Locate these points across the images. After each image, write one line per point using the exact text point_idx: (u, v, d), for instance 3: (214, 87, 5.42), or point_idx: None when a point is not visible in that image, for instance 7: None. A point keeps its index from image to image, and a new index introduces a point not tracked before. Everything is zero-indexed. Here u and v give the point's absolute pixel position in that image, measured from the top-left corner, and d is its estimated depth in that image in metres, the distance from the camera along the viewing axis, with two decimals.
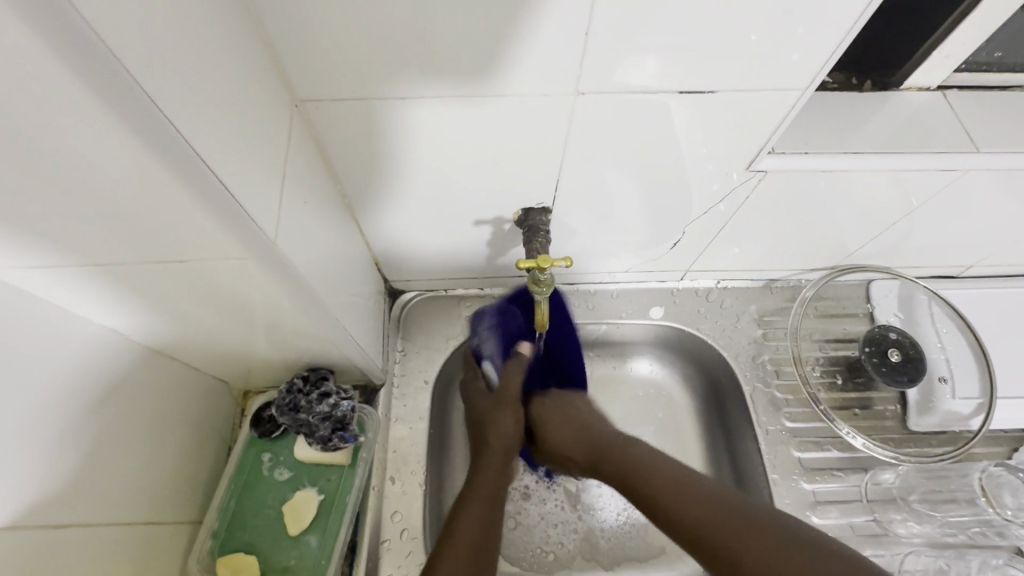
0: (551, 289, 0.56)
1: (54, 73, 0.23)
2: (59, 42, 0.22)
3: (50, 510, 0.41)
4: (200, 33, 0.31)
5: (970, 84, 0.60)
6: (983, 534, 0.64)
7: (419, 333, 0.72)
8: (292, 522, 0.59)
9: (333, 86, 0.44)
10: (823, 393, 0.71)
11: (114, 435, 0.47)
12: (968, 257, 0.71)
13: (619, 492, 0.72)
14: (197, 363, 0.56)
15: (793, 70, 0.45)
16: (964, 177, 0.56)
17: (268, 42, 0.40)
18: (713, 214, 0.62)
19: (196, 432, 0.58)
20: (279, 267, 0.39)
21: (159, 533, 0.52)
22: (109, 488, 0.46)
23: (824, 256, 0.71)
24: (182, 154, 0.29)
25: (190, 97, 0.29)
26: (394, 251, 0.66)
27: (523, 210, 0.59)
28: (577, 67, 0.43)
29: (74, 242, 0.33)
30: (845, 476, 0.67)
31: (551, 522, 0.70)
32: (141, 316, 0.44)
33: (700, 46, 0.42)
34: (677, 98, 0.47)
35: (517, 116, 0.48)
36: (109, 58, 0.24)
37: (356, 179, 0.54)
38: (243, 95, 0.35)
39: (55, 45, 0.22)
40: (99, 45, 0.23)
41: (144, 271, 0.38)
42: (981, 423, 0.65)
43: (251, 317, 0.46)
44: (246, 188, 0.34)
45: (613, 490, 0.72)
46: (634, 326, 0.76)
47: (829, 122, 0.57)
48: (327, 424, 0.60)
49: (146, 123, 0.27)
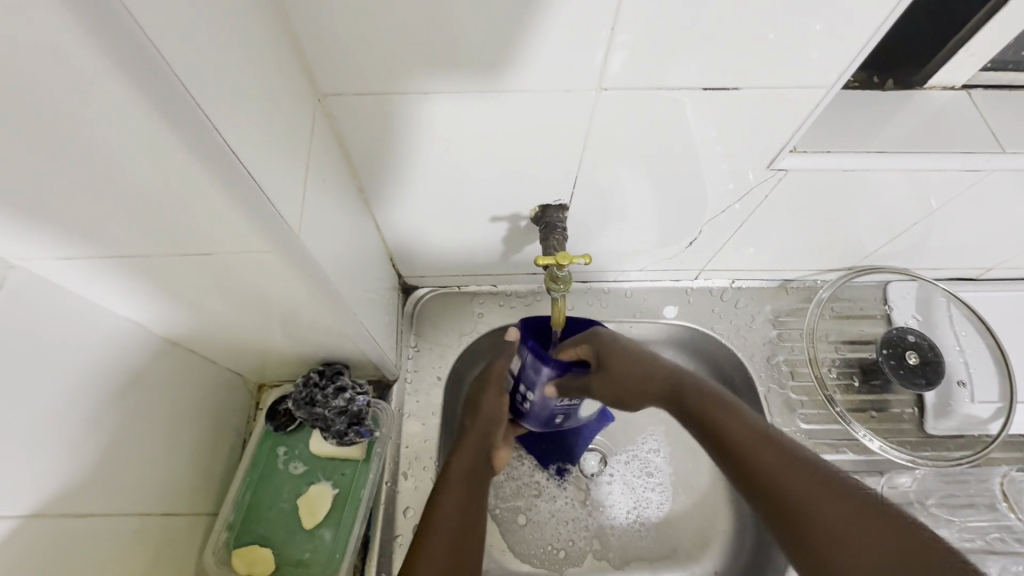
0: (569, 287, 0.56)
1: (88, 57, 0.23)
2: (92, 26, 0.22)
3: (70, 499, 0.41)
4: (229, 25, 0.31)
5: (996, 83, 0.59)
6: (1002, 540, 0.62)
7: (432, 329, 0.72)
8: (307, 515, 0.59)
9: (355, 81, 0.44)
10: (839, 395, 0.70)
11: (133, 424, 0.47)
12: (989, 259, 0.70)
13: (629, 490, 0.72)
14: (214, 355, 0.56)
15: (818, 68, 0.44)
16: (988, 178, 0.55)
17: (292, 36, 0.40)
18: (731, 213, 0.62)
19: (212, 424, 0.59)
20: (300, 260, 0.40)
21: (177, 523, 0.53)
22: (129, 477, 0.47)
23: (842, 256, 0.70)
24: (210, 142, 0.29)
25: (218, 86, 0.29)
26: (409, 247, 0.66)
27: (540, 207, 0.59)
28: (599, 64, 0.43)
29: (102, 231, 0.34)
30: (861, 479, 0.66)
31: (563, 520, 0.70)
32: (162, 307, 0.44)
33: (722, 43, 0.42)
34: (700, 95, 0.46)
35: (537, 112, 0.47)
36: (143, 44, 0.24)
37: (374, 174, 0.54)
38: (268, 88, 0.36)
39: (90, 29, 0.22)
40: (134, 30, 0.23)
41: (168, 262, 0.38)
42: (1001, 427, 0.65)
43: (269, 310, 0.47)
44: (270, 178, 0.34)
45: (623, 488, 0.72)
46: (648, 325, 0.76)
47: (851, 120, 0.56)
48: (343, 418, 0.60)
49: (178, 114, 0.27)
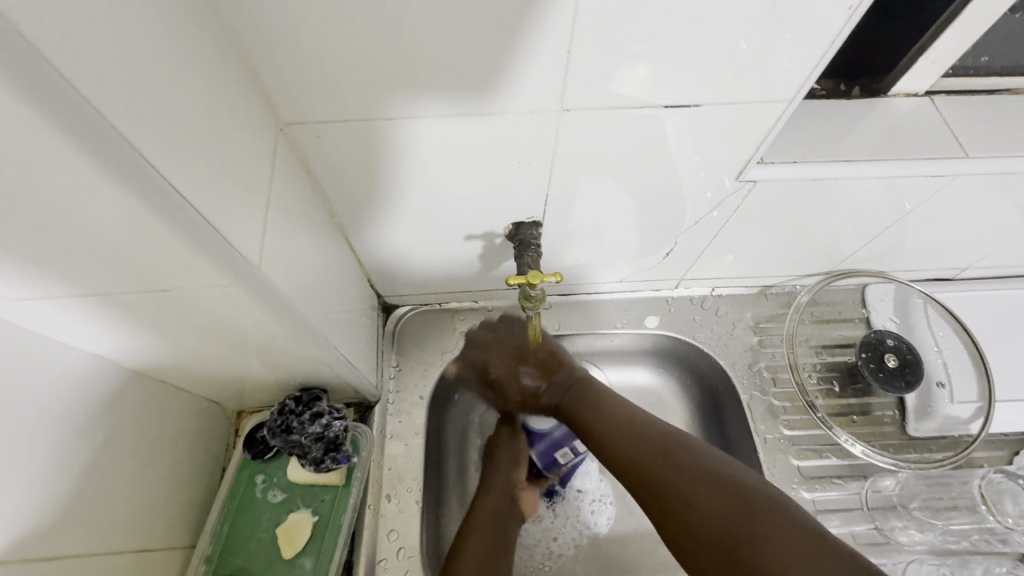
0: (543, 304, 0.57)
1: (9, 103, 0.22)
2: (11, 71, 0.22)
3: (38, 542, 0.41)
4: (180, 64, 0.31)
5: (958, 88, 0.60)
6: (986, 541, 0.63)
7: (412, 348, 0.72)
8: (286, 545, 0.58)
9: (317, 110, 0.44)
10: (820, 400, 0.70)
11: (103, 461, 0.47)
12: (962, 260, 0.71)
13: (605, 491, 0.72)
14: (189, 386, 0.56)
15: (782, 80, 0.45)
16: (955, 182, 0.56)
17: (250, 66, 0.40)
18: (706, 222, 0.62)
19: (188, 456, 0.58)
20: (264, 292, 0.39)
21: (152, 558, 0.52)
22: (100, 516, 0.46)
23: (817, 261, 0.71)
24: (152, 181, 0.28)
25: (160, 120, 0.29)
26: (385, 267, 0.65)
27: (513, 224, 0.59)
28: (561, 85, 0.43)
29: (60, 274, 0.33)
30: (845, 484, 0.66)
31: (565, 541, 0.70)
32: (128, 343, 0.44)
33: (686, 58, 0.42)
34: (666, 113, 0.47)
35: (506, 135, 0.48)
36: (67, 88, 0.23)
37: (345, 198, 0.54)
38: (224, 122, 0.35)
39: (11, 77, 0.22)
40: (52, 72, 0.23)
41: (129, 299, 0.37)
42: (981, 427, 0.65)
43: (239, 339, 0.46)
44: (226, 212, 0.34)
45: (599, 490, 0.72)
46: (629, 336, 0.76)
47: (816, 130, 0.56)
48: (319, 445, 0.59)
49: (125, 166, 0.27)
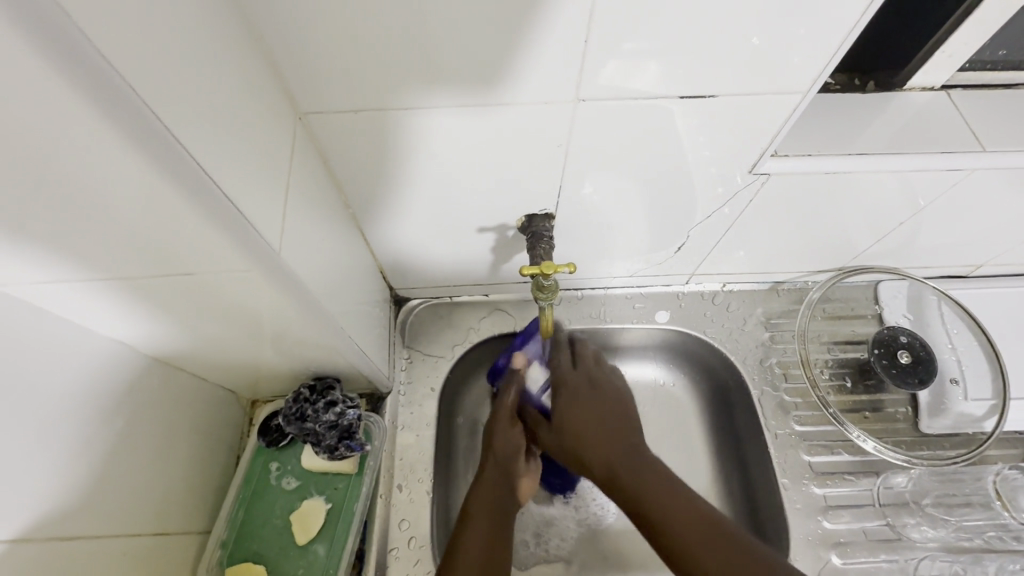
0: (556, 295, 0.58)
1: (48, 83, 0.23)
2: (52, 53, 0.22)
3: (62, 521, 0.41)
4: (205, 51, 0.32)
5: (975, 82, 0.59)
6: (1000, 539, 0.63)
7: (423, 340, 0.73)
8: (299, 532, 0.59)
9: (335, 100, 0.44)
10: (832, 396, 0.70)
11: (123, 445, 0.47)
12: (978, 257, 0.70)
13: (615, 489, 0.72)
14: (205, 374, 0.57)
15: (798, 73, 0.45)
16: (972, 177, 0.55)
17: (270, 56, 0.41)
18: (718, 217, 0.62)
19: (205, 442, 0.59)
20: (282, 278, 0.40)
21: (169, 541, 0.53)
22: (120, 498, 0.47)
23: (831, 257, 0.70)
24: (182, 165, 0.29)
25: (188, 104, 0.29)
26: (398, 260, 0.66)
27: (526, 217, 0.59)
28: (576, 75, 0.44)
29: (85, 255, 0.34)
30: (857, 480, 0.66)
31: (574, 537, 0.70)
32: (148, 328, 0.44)
33: (701, 50, 0.42)
34: (677, 104, 0.47)
35: (521, 127, 0.48)
36: (104, 69, 0.24)
37: (360, 190, 0.54)
38: (246, 110, 0.36)
39: (54, 59, 0.23)
40: (92, 57, 0.23)
41: (152, 283, 0.38)
42: (995, 424, 0.65)
43: (257, 326, 0.47)
44: (248, 196, 0.35)
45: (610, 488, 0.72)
46: (640, 331, 0.76)
47: (831, 123, 0.56)
48: (333, 432, 0.60)
49: (157, 148, 0.27)
